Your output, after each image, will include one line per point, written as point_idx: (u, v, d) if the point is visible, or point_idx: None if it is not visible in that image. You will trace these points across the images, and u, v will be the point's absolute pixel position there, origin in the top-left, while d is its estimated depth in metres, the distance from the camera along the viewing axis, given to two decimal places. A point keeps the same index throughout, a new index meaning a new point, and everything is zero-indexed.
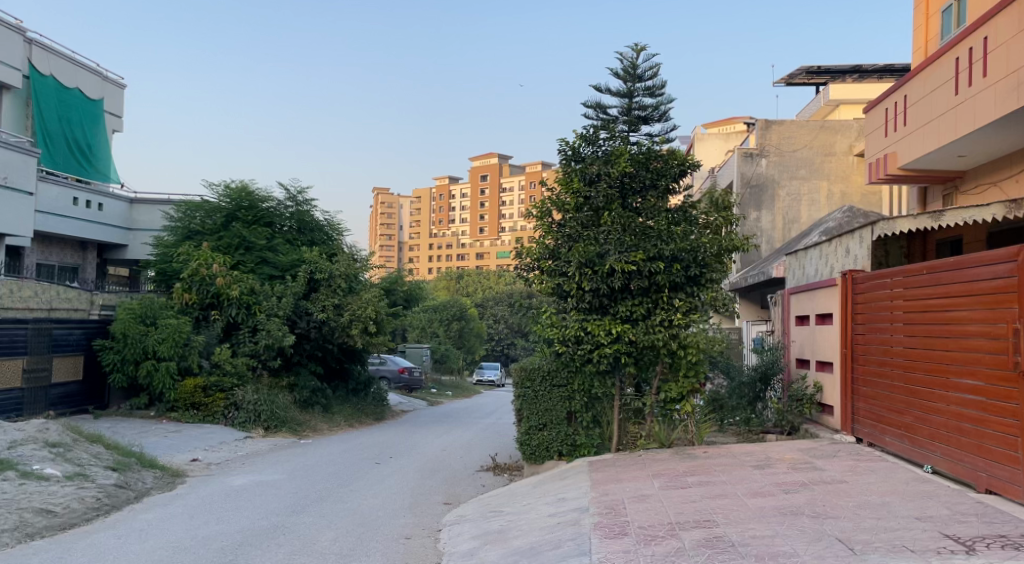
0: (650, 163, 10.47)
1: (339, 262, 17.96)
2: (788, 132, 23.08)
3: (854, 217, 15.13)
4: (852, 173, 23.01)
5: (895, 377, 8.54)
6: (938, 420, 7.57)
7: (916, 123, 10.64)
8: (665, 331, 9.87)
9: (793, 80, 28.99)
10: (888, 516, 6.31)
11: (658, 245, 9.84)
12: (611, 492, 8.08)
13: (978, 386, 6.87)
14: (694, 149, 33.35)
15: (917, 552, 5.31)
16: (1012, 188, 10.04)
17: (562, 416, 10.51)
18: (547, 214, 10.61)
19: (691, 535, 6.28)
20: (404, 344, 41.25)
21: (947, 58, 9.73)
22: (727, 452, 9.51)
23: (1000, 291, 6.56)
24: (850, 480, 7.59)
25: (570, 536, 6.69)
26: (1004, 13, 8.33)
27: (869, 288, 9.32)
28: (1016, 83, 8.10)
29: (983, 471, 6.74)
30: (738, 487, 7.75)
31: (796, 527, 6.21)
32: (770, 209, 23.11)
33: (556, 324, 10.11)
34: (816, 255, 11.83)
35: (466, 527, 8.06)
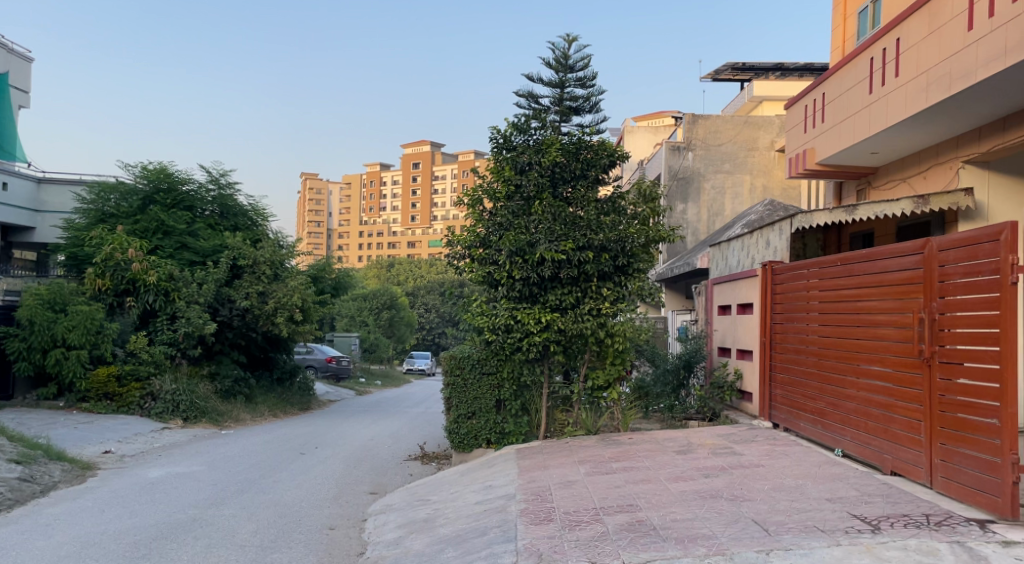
0: (580, 153, 10.54)
1: (263, 248, 17.48)
2: (713, 127, 23.71)
3: (774, 211, 15.66)
4: (774, 168, 23.69)
5: (809, 365, 8.88)
6: (849, 406, 7.91)
7: (833, 120, 11.04)
8: (593, 320, 10.02)
9: (719, 76, 29.73)
10: (800, 497, 6.57)
11: (587, 235, 9.96)
12: (538, 479, 8.15)
13: (886, 373, 7.21)
14: (624, 141, 33.82)
15: (827, 532, 5.55)
16: (920, 185, 10.55)
17: (491, 405, 10.52)
18: (479, 202, 10.54)
19: (614, 520, 6.40)
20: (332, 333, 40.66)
21: (862, 57, 10.14)
22: (651, 438, 9.71)
23: (908, 282, 6.89)
24: (766, 464, 7.86)
25: (497, 523, 6.72)
26: (916, 15, 8.75)
27: (787, 278, 9.65)
28: (927, 84, 8.52)
29: (888, 453, 7.10)
30: (660, 472, 7.93)
31: (714, 510, 6.40)
32: (696, 202, 23.67)
33: (486, 313, 10.13)
34: (738, 247, 12.22)
35: (393, 516, 7.99)
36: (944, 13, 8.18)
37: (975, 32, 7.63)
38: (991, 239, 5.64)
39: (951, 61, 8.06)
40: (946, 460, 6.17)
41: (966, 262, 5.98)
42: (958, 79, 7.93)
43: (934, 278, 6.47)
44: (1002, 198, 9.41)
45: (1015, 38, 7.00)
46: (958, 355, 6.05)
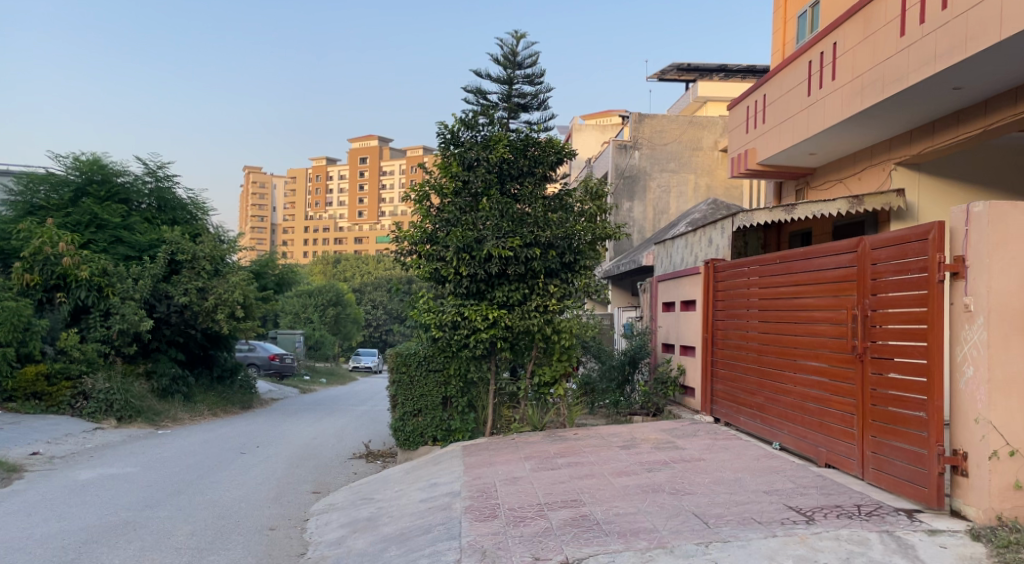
0: (528, 150, 10.54)
1: (203, 243, 17.06)
2: (659, 126, 24.04)
3: (717, 209, 15.96)
4: (718, 168, 24.16)
5: (749, 361, 9.07)
6: (786, 400, 8.12)
7: (773, 121, 11.29)
8: (541, 316, 10.10)
9: (665, 77, 30.16)
10: (739, 490, 6.71)
11: (534, 232, 9.99)
12: (483, 475, 8.14)
13: (821, 368, 7.41)
14: (573, 139, 34.04)
15: (764, 524, 5.68)
16: (856, 185, 10.88)
17: (437, 402, 10.43)
18: (426, 197, 10.49)
19: (558, 515, 6.43)
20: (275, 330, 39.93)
21: (800, 61, 10.40)
22: (596, 434, 9.79)
23: (843, 280, 7.09)
24: (706, 458, 8.01)
25: (440, 520, 6.68)
26: (851, 21, 9.02)
27: (728, 276, 9.84)
28: (862, 87, 8.78)
29: (823, 446, 7.31)
30: (604, 467, 8.01)
31: (655, 504, 6.49)
32: (642, 200, 23.98)
33: (433, 310, 10.01)
34: (682, 245, 12.43)
35: (335, 515, 7.88)
36: (878, 18, 8.45)
37: (906, 38, 7.90)
38: (919, 238, 5.82)
39: (884, 65, 8.33)
40: (876, 452, 6.37)
41: (897, 260, 6.17)
42: (891, 83, 8.19)
43: (867, 275, 6.66)
44: (931, 199, 9.79)
45: (944, 44, 7.29)
46: (888, 351, 6.25)
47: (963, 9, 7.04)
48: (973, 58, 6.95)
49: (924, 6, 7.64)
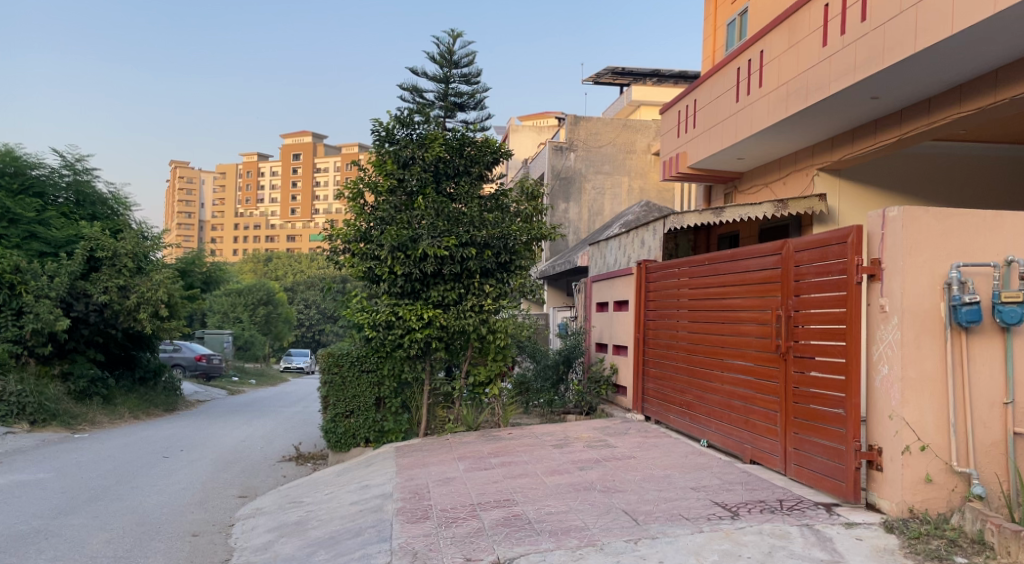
0: (463, 149, 10.50)
1: (125, 239, 16.39)
2: (594, 128, 24.33)
3: (650, 212, 16.24)
4: (651, 170, 24.61)
5: (679, 360, 9.26)
6: (713, 399, 8.32)
7: (703, 126, 11.56)
8: (476, 316, 10.09)
9: (601, 80, 30.57)
10: (667, 487, 6.84)
11: (470, 232, 9.96)
12: (416, 477, 8.07)
13: (747, 366, 7.62)
14: (509, 139, 34.16)
15: (691, 520, 5.80)
16: (781, 190, 11.22)
17: (370, 403, 10.24)
18: (360, 195, 10.32)
19: (490, 515, 6.42)
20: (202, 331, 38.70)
21: (729, 68, 10.69)
22: (530, 433, 9.83)
23: (768, 281, 7.30)
24: (637, 456, 8.13)
25: (371, 523, 6.59)
26: (777, 31, 9.33)
27: (659, 277, 10.04)
28: (787, 94, 9.07)
29: (748, 443, 7.51)
30: (537, 466, 8.04)
31: (587, 502, 6.56)
32: (577, 201, 24.25)
33: (366, 309, 9.86)
34: (615, 246, 12.63)
35: (262, 519, 7.69)
36: (802, 29, 8.76)
37: (829, 47, 8.20)
38: (839, 242, 6.03)
39: (808, 74, 8.63)
40: (798, 449, 6.58)
41: (819, 262, 6.39)
42: (813, 91, 8.49)
43: (791, 277, 6.88)
44: (851, 205, 10.20)
45: (864, 55, 7.59)
46: (810, 350, 6.46)
47: (881, 21, 7.36)
48: (890, 68, 7.27)
49: (844, 18, 7.95)
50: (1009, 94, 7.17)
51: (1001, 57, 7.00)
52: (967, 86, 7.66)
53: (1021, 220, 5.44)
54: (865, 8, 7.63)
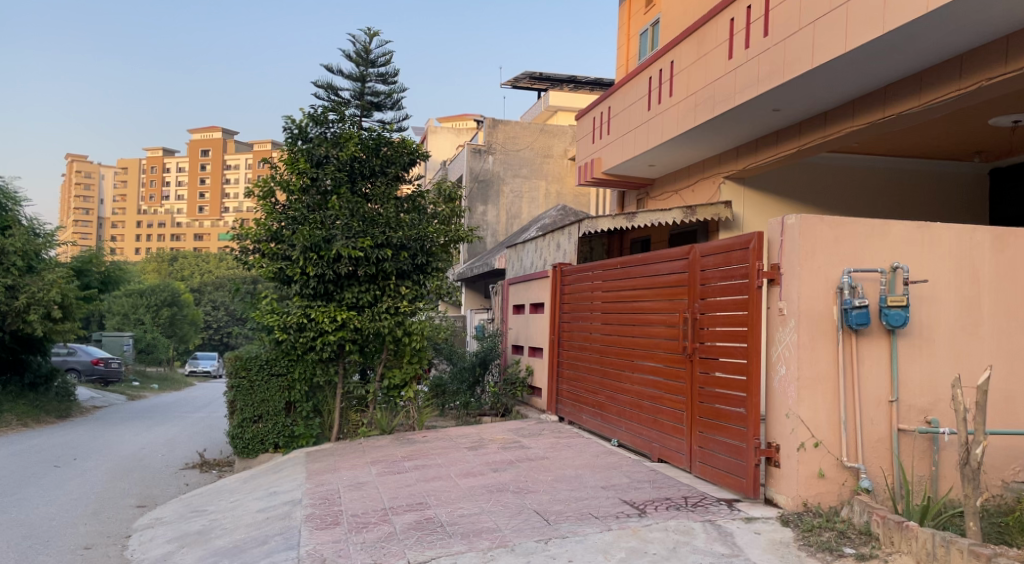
0: (379, 149, 10.37)
1: (13, 237, 15.43)
2: (512, 132, 24.53)
3: (566, 216, 16.49)
4: (567, 175, 25.01)
5: (593, 361, 9.42)
6: (624, 399, 8.51)
7: (617, 133, 11.81)
8: (391, 319, 9.95)
9: (519, 84, 30.89)
10: (579, 486, 6.95)
11: (386, 233, 9.86)
12: (327, 482, 7.91)
13: (657, 367, 7.83)
14: (428, 141, 34.02)
15: (600, 518, 5.91)
16: (690, 197, 11.59)
17: (280, 407, 9.93)
18: (271, 194, 10.05)
19: (402, 519, 6.35)
20: (99, 334, 36.75)
21: (641, 77, 10.97)
22: (445, 436, 9.79)
23: (677, 284, 7.52)
24: (550, 456, 8.22)
25: (278, 530, 6.41)
26: (686, 42, 9.66)
27: (574, 280, 10.18)
28: (695, 104, 9.39)
29: (656, 442, 7.72)
30: (451, 469, 8.02)
31: (499, 503, 6.58)
32: (495, 204, 24.38)
33: (276, 311, 9.60)
34: (532, 249, 12.74)
35: (162, 530, 7.37)
36: (709, 42, 9.10)
37: (734, 60, 8.54)
38: (742, 247, 6.28)
39: (715, 85, 8.95)
40: (703, 447, 6.80)
41: (723, 267, 6.63)
42: (719, 102, 8.82)
43: (697, 281, 7.11)
44: (754, 212, 10.63)
45: (766, 68, 7.94)
46: (715, 351, 6.70)
47: (782, 37, 7.71)
48: (790, 82, 7.64)
49: (748, 33, 8.29)
50: (897, 111, 7.65)
51: (888, 75, 7.46)
52: (860, 101, 8.12)
53: (907, 228, 5.75)
54: (767, 24, 7.97)
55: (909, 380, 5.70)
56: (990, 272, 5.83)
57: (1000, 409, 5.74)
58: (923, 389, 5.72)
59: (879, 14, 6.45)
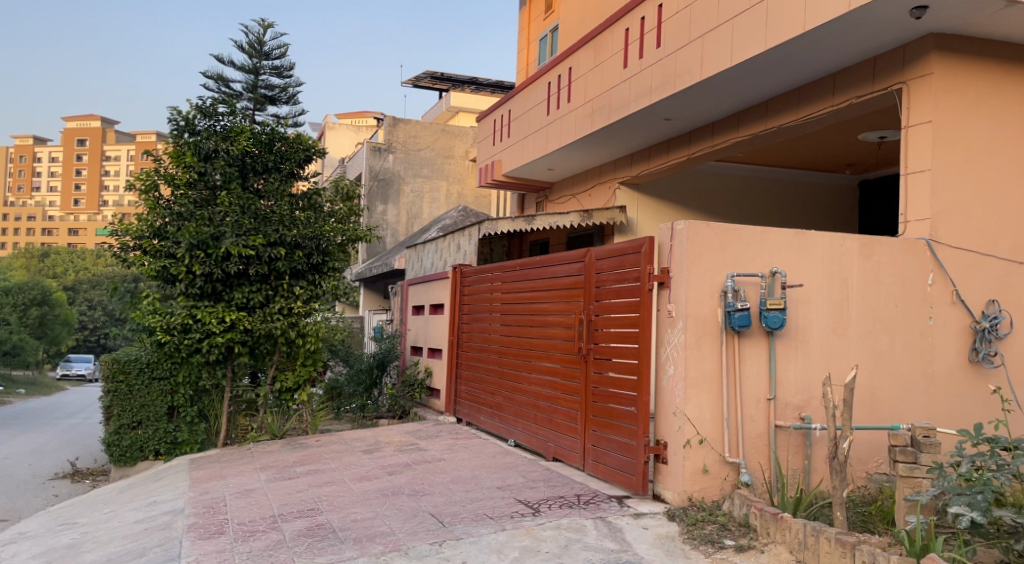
0: (273, 144, 10.02)
1: None
2: (413, 132, 24.33)
3: (467, 217, 16.50)
4: (468, 177, 25.07)
5: (492, 363, 9.45)
6: (521, 400, 8.58)
7: (516, 136, 11.91)
8: (284, 320, 9.64)
9: (421, 83, 30.71)
10: (475, 487, 6.95)
11: (279, 231, 9.52)
12: (212, 489, 7.57)
13: (553, 368, 7.94)
14: (326, 138, 33.24)
15: (495, 519, 5.94)
16: (586, 201, 11.85)
17: (161, 413, 9.43)
18: (155, 188, 9.57)
19: (292, 526, 6.16)
20: None
21: (541, 82, 11.13)
22: (339, 439, 9.58)
23: (573, 286, 7.66)
24: (447, 458, 8.19)
25: (157, 542, 6.07)
26: (584, 49, 9.89)
27: (474, 281, 10.18)
28: (592, 111, 9.59)
29: (551, 441, 7.84)
30: (344, 473, 7.84)
31: (394, 507, 6.49)
32: (395, 203, 24.12)
33: (158, 312, 9.14)
34: (432, 250, 12.65)
35: (26, 545, 6.84)
36: (606, 50, 9.34)
37: (629, 69, 8.79)
38: (634, 251, 6.47)
39: (610, 93, 9.18)
40: (596, 445, 6.96)
41: (616, 270, 6.80)
42: (615, 109, 9.05)
43: (592, 284, 7.27)
44: (647, 217, 10.99)
45: (658, 78, 8.21)
46: (608, 352, 6.88)
47: (673, 48, 8.01)
48: (681, 92, 7.93)
49: (642, 43, 8.56)
50: (778, 123, 8.09)
51: (771, 89, 7.87)
52: (745, 113, 8.53)
53: (784, 235, 6.07)
54: (660, 35, 8.26)
55: (785, 379, 6.02)
56: (858, 278, 6.24)
57: (865, 406, 6.15)
58: (798, 387, 6.06)
59: (762, 31, 6.77)
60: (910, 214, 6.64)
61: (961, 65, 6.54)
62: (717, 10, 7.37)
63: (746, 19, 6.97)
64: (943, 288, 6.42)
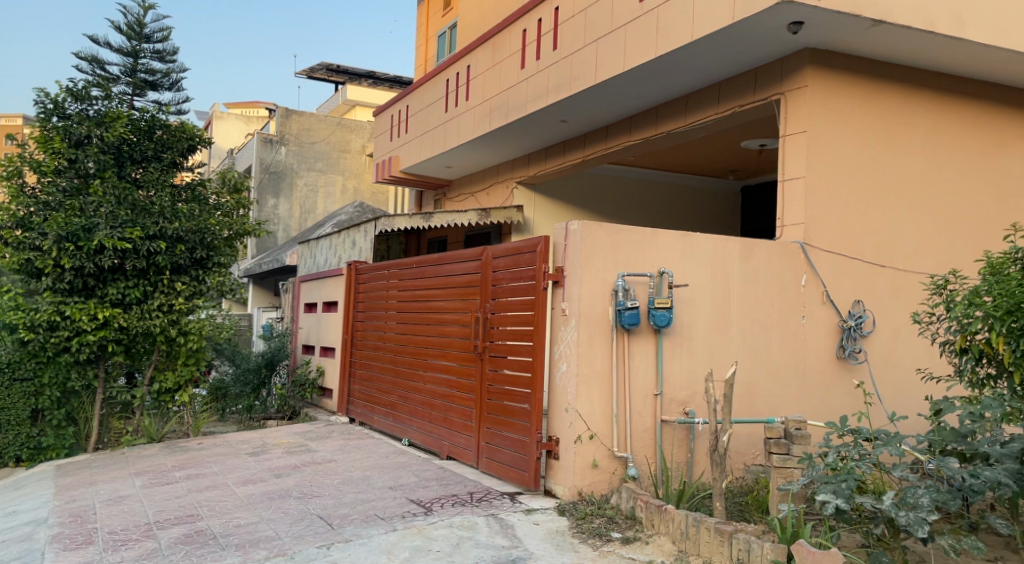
0: (153, 132, 9.46)
1: None
2: (307, 124, 23.61)
3: (363, 213, 16.18)
4: (365, 172, 24.69)
5: (386, 361, 9.31)
6: (416, 398, 8.50)
7: (414, 133, 11.79)
8: (163, 317, 9.17)
9: (316, 75, 29.93)
10: (366, 488, 6.81)
11: (160, 224, 9.03)
12: (81, 497, 7.07)
13: (449, 366, 7.91)
14: (213, 127, 31.81)
15: (385, 519, 5.84)
16: (484, 199, 11.88)
17: (24, 416, 8.71)
18: (18, 175, 8.87)
19: (168, 533, 5.84)
20: None
21: (439, 79, 11.07)
22: (223, 442, 9.18)
23: (469, 284, 7.65)
24: (337, 459, 7.99)
25: (15, 555, 5.60)
26: (482, 48, 9.91)
27: (369, 278, 9.99)
28: (489, 110, 9.61)
29: (445, 439, 7.81)
30: (228, 476, 7.51)
31: (280, 510, 6.27)
32: (287, 197, 23.39)
33: (22, 308, 8.45)
34: (326, 245, 12.33)
35: None
36: (504, 50, 9.39)
37: (526, 70, 8.86)
38: (530, 250, 6.51)
39: (508, 93, 9.24)
40: (490, 442, 6.97)
41: (512, 268, 6.84)
42: (512, 109, 9.11)
43: (488, 282, 7.28)
44: (544, 217, 11.13)
45: (554, 80, 8.33)
46: (503, 350, 6.90)
47: (568, 51, 8.14)
48: (576, 95, 8.07)
49: (539, 44, 8.66)
50: (668, 129, 8.37)
51: (662, 95, 8.14)
52: (637, 118, 8.78)
53: (671, 237, 6.28)
54: (556, 38, 8.37)
55: (671, 375, 6.23)
56: (739, 278, 6.54)
57: (744, 400, 6.45)
58: (682, 383, 6.28)
59: (652, 38, 6.99)
60: (787, 218, 7.03)
61: (833, 80, 6.98)
62: (611, 16, 7.54)
63: (639, 26, 7.17)
64: (814, 289, 6.84)
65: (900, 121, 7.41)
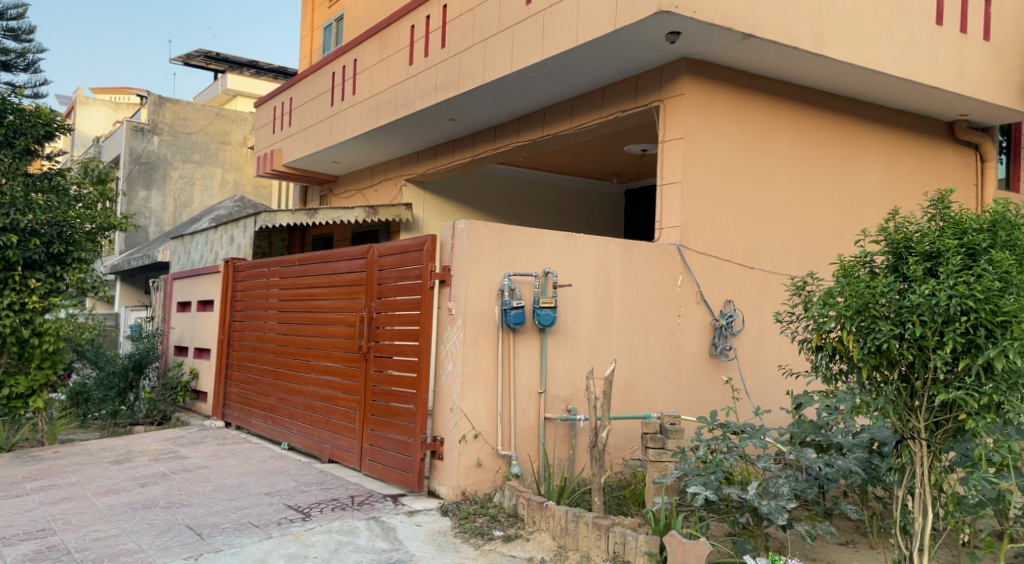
0: (3, 116, 8.67)
1: None
2: (183, 113, 22.38)
3: (243, 207, 15.52)
4: (246, 165, 23.76)
5: (266, 362, 8.95)
6: (297, 400, 8.22)
7: (298, 126, 11.42)
8: (14, 317, 8.40)
9: (193, 62, 28.47)
10: (240, 495, 6.51)
11: (11, 215, 8.31)
12: None
13: (332, 367, 7.69)
14: (75, 112, 29.58)
15: (260, 527, 5.60)
16: (372, 196, 11.66)
17: None
18: None
19: (15, 551, 5.35)
20: None
21: (324, 71, 10.77)
22: (83, 450, 8.53)
23: (354, 283, 7.47)
24: (210, 465, 7.61)
25: None
26: (369, 42, 9.72)
27: (248, 276, 9.57)
28: (377, 105, 9.43)
29: (327, 442, 7.59)
30: (87, 487, 6.98)
31: (144, 522, 5.88)
32: (160, 189, 22.12)
33: None
34: (201, 241, 11.75)
35: None
36: (391, 44, 9.25)
37: (414, 66, 8.76)
38: (417, 249, 6.42)
39: (395, 89, 9.11)
40: (373, 444, 6.83)
41: (399, 267, 6.73)
42: (400, 105, 8.98)
43: (374, 281, 7.14)
44: (434, 215, 11.05)
45: (442, 78, 8.28)
46: (388, 350, 6.78)
47: (456, 50, 8.11)
48: (464, 94, 8.05)
49: (427, 41, 8.59)
50: (555, 130, 8.50)
51: (548, 98, 8.26)
52: (525, 119, 8.87)
53: (556, 237, 6.37)
54: (444, 35, 8.33)
55: (554, 373, 6.31)
56: (621, 278, 6.72)
57: (623, 396, 6.63)
58: (565, 380, 6.38)
59: (539, 41, 7.07)
60: (665, 221, 7.29)
61: (709, 90, 7.31)
62: (499, 17, 7.58)
63: (525, 28, 7.25)
64: (690, 289, 7.14)
65: (769, 131, 7.85)
